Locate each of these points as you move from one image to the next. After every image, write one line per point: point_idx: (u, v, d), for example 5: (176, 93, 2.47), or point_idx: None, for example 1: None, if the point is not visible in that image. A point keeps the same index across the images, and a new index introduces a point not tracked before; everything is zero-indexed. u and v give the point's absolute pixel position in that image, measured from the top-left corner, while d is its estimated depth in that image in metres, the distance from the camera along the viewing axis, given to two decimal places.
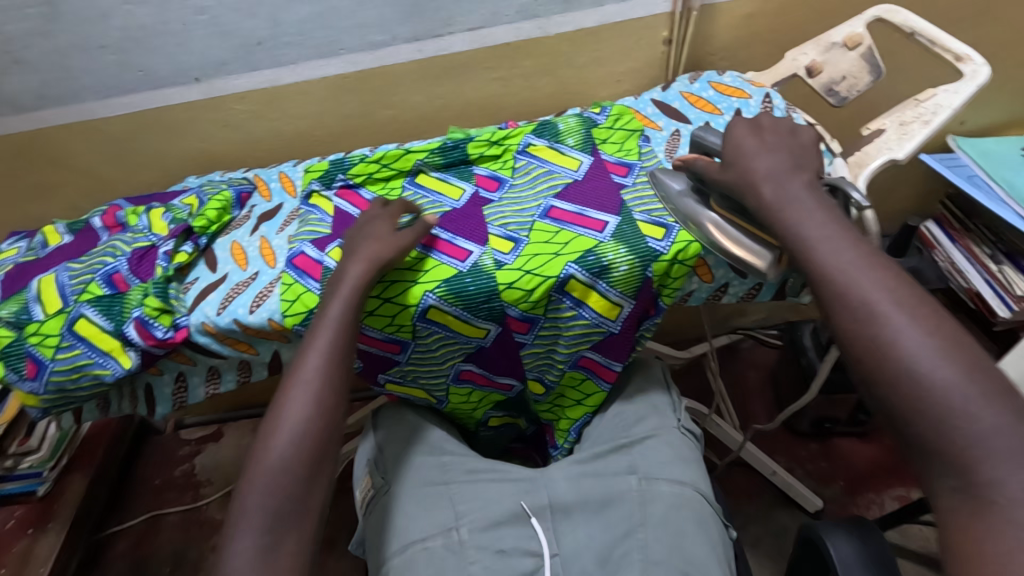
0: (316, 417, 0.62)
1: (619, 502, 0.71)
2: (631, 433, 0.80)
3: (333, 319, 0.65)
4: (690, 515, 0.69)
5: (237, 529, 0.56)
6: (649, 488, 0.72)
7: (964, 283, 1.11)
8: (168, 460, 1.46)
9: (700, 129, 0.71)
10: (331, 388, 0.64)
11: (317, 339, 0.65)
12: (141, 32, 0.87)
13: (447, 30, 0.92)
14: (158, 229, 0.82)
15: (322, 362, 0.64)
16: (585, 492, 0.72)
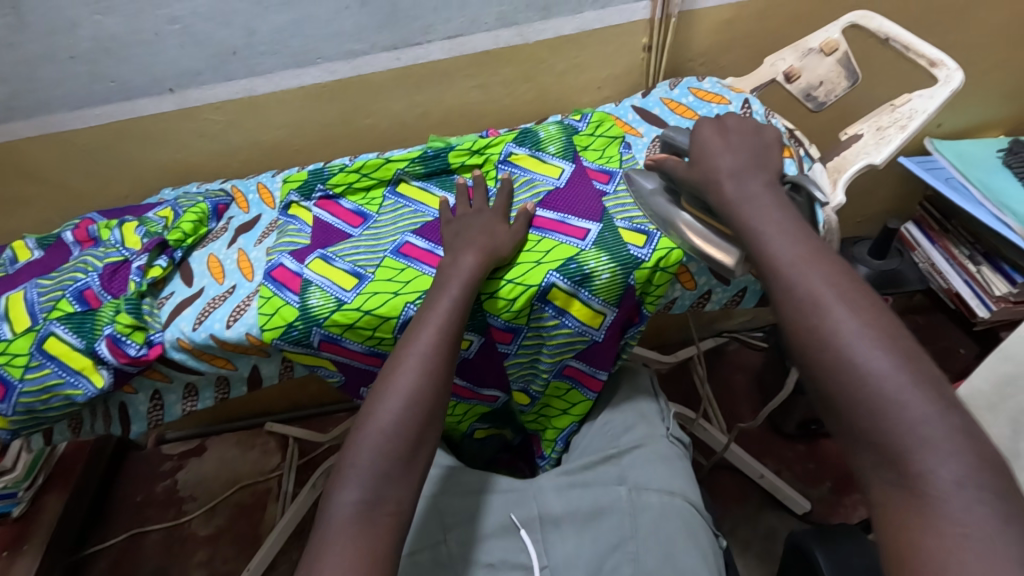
0: (430, 389, 0.60)
1: (608, 512, 0.71)
2: (619, 443, 0.79)
3: (454, 293, 0.65)
4: (680, 524, 0.68)
5: (344, 481, 0.56)
6: (638, 498, 0.71)
7: (943, 283, 1.15)
8: (148, 477, 1.43)
9: (671, 129, 0.74)
10: (444, 365, 0.62)
11: (435, 311, 0.64)
12: (112, 43, 0.85)
13: (426, 38, 0.91)
14: (131, 243, 0.79)
15: (437, 338, 0.62)
16: (574, 503, 0.72)
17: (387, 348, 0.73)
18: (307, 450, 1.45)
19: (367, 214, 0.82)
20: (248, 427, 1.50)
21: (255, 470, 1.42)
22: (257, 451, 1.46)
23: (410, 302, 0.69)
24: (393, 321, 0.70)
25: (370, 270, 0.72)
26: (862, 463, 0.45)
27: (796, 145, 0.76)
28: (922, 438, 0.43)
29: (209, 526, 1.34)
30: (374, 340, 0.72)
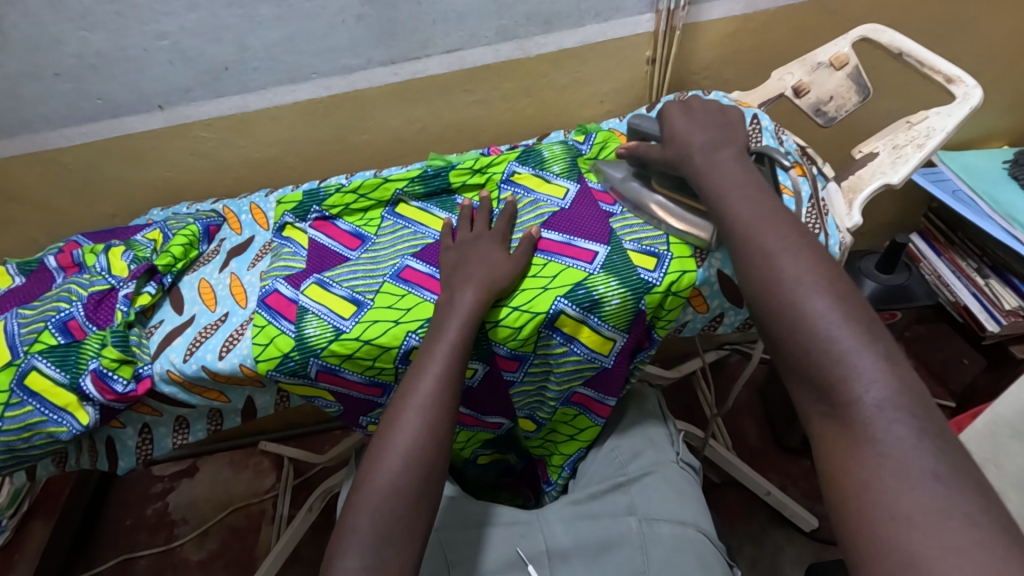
0: (431, 442, 0.57)
1: (619, 546, 0.68)
2: (628, 470, 0.76)
3: (453, 335, 0.61)
4: (694, 558, 0.66)
5: (342, 547, 0.52)
6: (649, 530, 0.68)
7: (951, 296, 1.13)
8: (138, 499, 1.39)
9: (636, 116, 0.75)
10: (446, 416, 0.59)
11: (435, 356, 0.60)
12: (97, 59, 0.81)
13: (424, 53, 0.88)
14: (117, 270, 0.75)
15: (438, 388, 0.59)
16: (583, 536, 0.69)
17: (388, 378, 0.70)
18: (303, 470, 1.42)
19: (365, 236, 0.79)
20: (241, 447, 1.46)
21: (249, 492, 1.38)
22: (250, 472, 1.42)
23: (412, 330, 0.67)
24: (394, 350, 0.67)
25: (369, 296, 0.69)
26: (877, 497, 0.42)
27: (809, 162, 0.75)
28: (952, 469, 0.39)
29: (201, 551, 1.30)
30: (374, 369, 0.69)
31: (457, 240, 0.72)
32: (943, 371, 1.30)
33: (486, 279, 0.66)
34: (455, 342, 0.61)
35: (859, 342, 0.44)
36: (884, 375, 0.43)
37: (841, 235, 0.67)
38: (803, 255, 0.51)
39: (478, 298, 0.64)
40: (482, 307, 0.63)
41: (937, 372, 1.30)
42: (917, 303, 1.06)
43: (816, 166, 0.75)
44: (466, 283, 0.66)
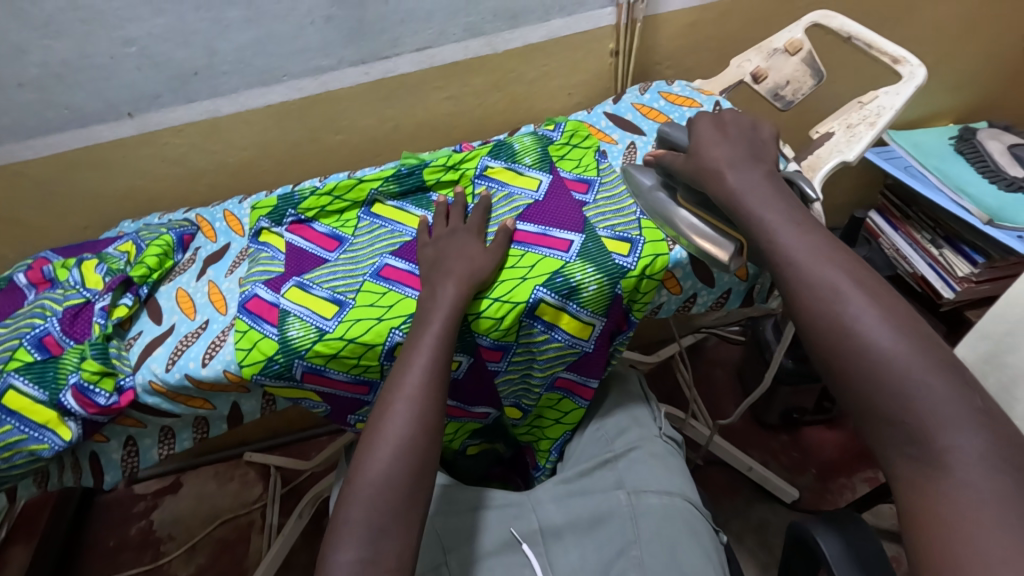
0: (421, 433, 0.58)
1: (609, 519, 0.69)
2: (613, 447, 0.78)
3: (438, 328, 0.63)
4: (683, 525, 0.67)
5: (340, 540, 0.53)
6: (637, 502, 0.70)
7: (909, 268, 1.18)
8: (122, 518, 1.36)
9: (666, 125, 0.73)
10: (436, 406, 0.60)
11: (419, 351, 0.61)
12: (63, 68, 0.80)
13: (394, 51, 0.89)
14: (92, 283, 0.75)
15: (425, 379, 0.60)
16: (574, 512, 0.71)
17: (374, 376, 0.71)
18: (290, 478, 1.41)
19: (343, 237, 0.79)
20: (226, 458, 1.44)
21: (236, 503, 1.37)
22: (237, 483, 1.40)
23: (395, 327, 0.67)
24: (379, 347, 0.68)
25: (351, 296, 0.70)
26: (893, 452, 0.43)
27: None
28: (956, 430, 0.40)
29: (191, 566, 1.28)
30: (360, 368, 0.69)
31: (436, 236, 0.73)
32: None
33: (467, 271, 0.67)
34: (441, 332, 0.62)
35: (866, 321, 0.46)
36: (890, 343, 0.45)
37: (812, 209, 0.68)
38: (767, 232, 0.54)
39: (459, 291, 0.65)
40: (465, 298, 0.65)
41: None
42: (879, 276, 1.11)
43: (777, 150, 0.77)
44: (448, 276, 0.67)
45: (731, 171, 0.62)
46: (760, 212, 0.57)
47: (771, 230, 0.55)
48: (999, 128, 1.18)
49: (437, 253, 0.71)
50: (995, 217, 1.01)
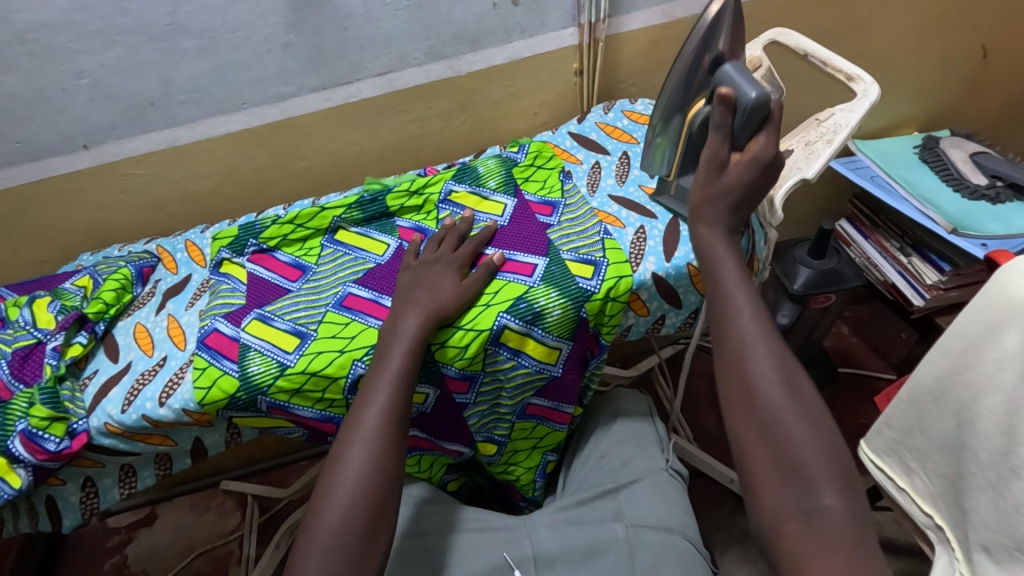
0: (379, 477, 0.57)
1: (605, 552, 0.68)
2: (617, 477, 0.78)
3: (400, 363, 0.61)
4: (678, 563, 0.67)
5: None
6: (635, 536, 0.70)
7: (880, 275, 1.20)
8: (93, 555, 1.32)
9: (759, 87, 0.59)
10: (396, 450, 0.59)
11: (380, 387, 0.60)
12: (13, 102, 0.79)
13: (355, 77, 0.88)
14: (43, 322, 0.72)
15: (382, 420, 0.59)
16: (570, 541, 0.70)
17: (340, 411, 0.69)
18: (268, 507, 1.38)
19: (306, 266, 0.78)
20: (202, 488, 1.41)
21: (213, 534, 1.34)
22: (214, 513, 1.37)
23: (357, 359, 0.66)
24: (342, 380, 0.66)
25: (313, 327, 0.69)
26: (785, 499, 0.48)
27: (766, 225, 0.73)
28: (828, 482, 0.47)
29: None
30: (325, 402, 0.68)
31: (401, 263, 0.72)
32: (885, 346, 1.44)
33: (428, 300, 0.66)
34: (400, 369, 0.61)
35: (767, 374, 0.51)
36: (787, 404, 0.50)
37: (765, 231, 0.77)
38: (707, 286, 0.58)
39: (419, 325, 0.64)
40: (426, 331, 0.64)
41: (879, 348, 1.44)
42: (849, 286, 1.05)
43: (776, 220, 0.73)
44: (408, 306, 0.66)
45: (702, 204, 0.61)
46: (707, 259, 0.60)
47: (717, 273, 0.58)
48: (961, 136, 1.20)
49: (400, 280, 0.70)
50: (959, 226, 1.02)
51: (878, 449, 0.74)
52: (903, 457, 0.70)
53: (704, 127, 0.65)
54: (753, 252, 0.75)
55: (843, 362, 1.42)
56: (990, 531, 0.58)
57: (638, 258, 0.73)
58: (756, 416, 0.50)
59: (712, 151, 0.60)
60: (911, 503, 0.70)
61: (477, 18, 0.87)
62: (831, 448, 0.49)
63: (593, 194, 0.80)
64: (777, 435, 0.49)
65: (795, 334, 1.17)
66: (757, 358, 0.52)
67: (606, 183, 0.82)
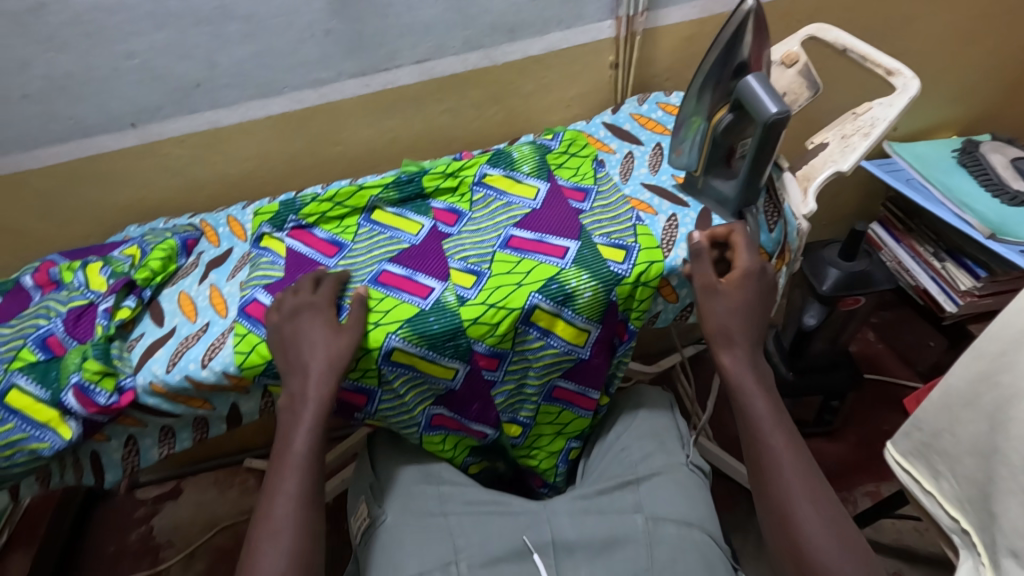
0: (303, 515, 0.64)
1: (626, 543, 0.70)
2: (636, 469, 0.79)
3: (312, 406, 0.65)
4: (697, 557, 0.68)
5: None
6: (655, 529, 0.71)
7: (912, 281, 1.19)
8: (121, 525, 1.36)
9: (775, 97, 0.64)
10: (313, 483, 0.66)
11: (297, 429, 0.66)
12: (68, 80, 0.82)
13: (393, 64, 0.91)
14: (96, 285, 0.76)
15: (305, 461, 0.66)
16: (589, 531, 0.70)
17: (372, 382, 0.71)
18: None
19: (342, 243, 0.80)
20: (226, 465, 1.45)
21: (235, 511, 1.37)
22: (237, 490, 1.41)
23: (391, 332, 0.67)
24: (375, 352, 0.67)
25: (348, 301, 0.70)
26: None
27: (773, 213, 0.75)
28: None
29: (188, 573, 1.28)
30: (358, 372, 0.70)
31: (281, 307, 0.68)
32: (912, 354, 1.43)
33: (316, 355, 0.65)
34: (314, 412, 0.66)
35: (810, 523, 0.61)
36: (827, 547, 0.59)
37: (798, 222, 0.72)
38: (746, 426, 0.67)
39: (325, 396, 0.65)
40: (326, 397, 0.66)
41: (905, 355, 1.43)
42: (879, 288, 1.02)
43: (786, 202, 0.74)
44: (297, 364, 0.66)
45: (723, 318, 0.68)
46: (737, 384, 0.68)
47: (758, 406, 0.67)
48: (1002, 142, 1.18)
49: (284, 332, 0.67)
50: (997, 231, 1.00)
51: (905, 451, 0.73)
52: (930, 460, 0.70)
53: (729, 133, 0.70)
54: (784, 242, 0.74)
55: (869, 368, 1.42)
56: (1019, 537, 0.57)
57: (670, 244, 0.73)
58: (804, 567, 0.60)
59: (706, 279, 0.68)
60: (936, 507, 0.69)
61: (514, 8, 0.89)
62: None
63: (626, 182, 0.81)
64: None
65: (821, 337, 1.15)
66: (803, 506, 0.61)
67: (638, 172, 0.83)
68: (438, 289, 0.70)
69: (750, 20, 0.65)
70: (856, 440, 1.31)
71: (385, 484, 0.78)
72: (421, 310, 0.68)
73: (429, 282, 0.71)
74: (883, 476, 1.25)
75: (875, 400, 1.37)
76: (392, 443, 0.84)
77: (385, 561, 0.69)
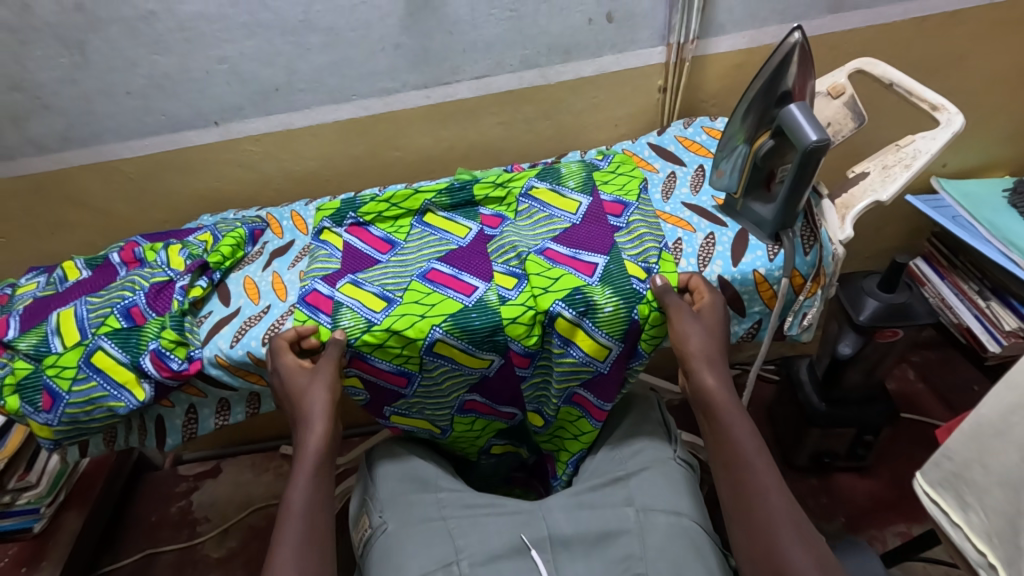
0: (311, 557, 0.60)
1: (619, 535, 0.72)
2: (626, 465, 0.81)
3: (311, 448, 0.66)
4: (688, 544, 0.70)
5: None
6: (646, 519, 0.73)
7: (954, 318, 1.17)
8: (164, 497, 1.44)
9: (814, 123, 0.67)
10: (318, 527, 0.63)
11: (298, 475, 0.66)
12: (165, 80, 0.92)
13: (454, 78, 0.97)
14: (175, 264, 0.85)
15: (310, 501, 0.64)
16: (583, 524, 0.73)
17: (414, 367, 0.75)
18: None
19: (395, 242, 0.86)
20: (262, 450, 1.51)
21: (269, 493, 1.42)
22: (271, 474, 1.46)
23: (436, 324, 0.71)
24: (420, 342, 0.72)
25: (398, 294, 0.75)
26: None
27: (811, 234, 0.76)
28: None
29: (222, 549, 1.33)
30: (402, 358, 0.74)
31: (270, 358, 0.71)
32: (952, 395, 1.40)
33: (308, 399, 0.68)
34: (314, 452, 0.66)
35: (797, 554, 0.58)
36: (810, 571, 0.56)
37: (834, 246, 0.75)
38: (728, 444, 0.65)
39: (321, 437, 0.67)
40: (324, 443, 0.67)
41: (945, 396, 1.40)
42: (917, 322, 1.01)
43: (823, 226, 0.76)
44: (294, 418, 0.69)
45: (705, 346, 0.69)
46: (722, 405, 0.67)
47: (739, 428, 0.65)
48: None
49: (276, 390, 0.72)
50: None
51: (934, 481, 0.73)
52: (960, 491, 0.69)
53: (768, 156, 0.73)
54: (819, 266, 0.76)
55: (908, 406, 1.39)
56: None
57: (706, 260, 0.76)
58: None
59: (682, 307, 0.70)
60: (964, 539, 0.68)
61: (572, 31, 0.94)
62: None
63: (666, 203, 0.85)
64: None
65: (856, 368, 1.13)
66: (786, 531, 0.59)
67: (679, 192, 0.87)
68: (482, 288, 0.75)
69: (796, 52, 0.69)
70: (889, 477, 1.29)
71: (383, 491, 0.80)
72: (464, 306, 0.73)
73: (474, 281, 0.76)
74: (916, 517, 1.22)
75: (911, 439, 1.34)
76: (390, 445, 0.87)
77: (388, 567, 0.70)
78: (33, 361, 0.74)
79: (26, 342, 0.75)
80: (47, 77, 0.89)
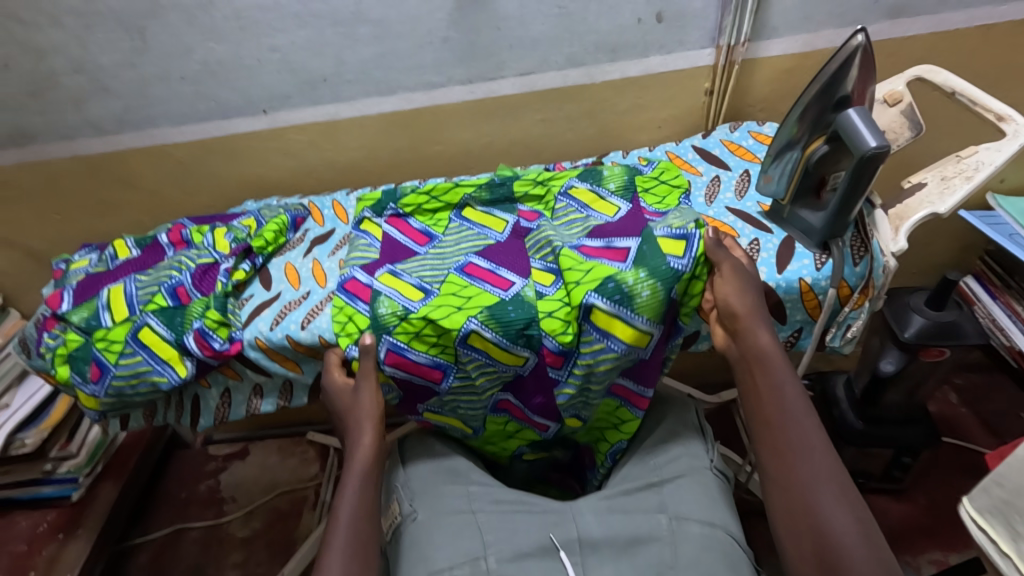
0: (353, 563, 0.62)
1: (649, 542, 0.71)
2: (660, 471, 0.79)
3: (361, 455, 0.69)
4: (722, 557, 0.69)
5: None
6: (678, 528, 0.72)
7: (1006, 341, 1.10)
8: (195, 475, 1.48)
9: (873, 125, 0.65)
10: (366, 537, 0.65)
11: (347, 483, 0.68)
12: (219, 67, 0.94)
13: (499, 74, 0.97)
14: (221, 246, 0.87)
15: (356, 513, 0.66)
16: (614, 528, 0.72)
17: (449, 358, 0.74)
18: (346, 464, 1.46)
19: (433, 234, 0.86)
20: (290, 435, 1.53)
21: (294, 478, 1.44)
22: (296, 460, 1.48)
23: (472, 315, 0.70)
24: (454, 333, 0.70)
25: (436, 285, 0.75)
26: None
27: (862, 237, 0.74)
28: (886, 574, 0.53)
29: (247, 529, 1.36)
30: (437, 347, 0.73)
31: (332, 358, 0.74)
32: (997, 422, 1.34)
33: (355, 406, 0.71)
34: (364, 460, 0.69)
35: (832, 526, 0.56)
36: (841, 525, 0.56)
37: (885, 258, 0.72)
38: (774, 393, 0.64)
39: (372, 442, 0.70)
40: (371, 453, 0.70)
41: (990, 423, 1.34)
42: (970, 343, 0.96)
43: (873, 235, 0.74)
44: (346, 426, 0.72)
45: (752, 301, 0.68)
46: (775, 354, 0.66)
47: (787, 378, 0.64)
48: None
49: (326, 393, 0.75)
50: None
51: (982, 509, 0.70)
52: (1011, 519, 0.66)
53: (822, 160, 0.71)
54: (867, 278, 0.73)
55: (949, 431, 1.34)
56: None
57: None
58: (827, 559, 0.55)
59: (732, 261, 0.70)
60: (1012, 570, 0.65)
61: (619, 30, 0.93)
62: (879, 553, 0.54)
63: (710, 203, 0.84)
64: (833, 544, 0.55)
65: (897, 388, 1.09)
66: (826, 489, 0.58)
67: (724, 196, 0.85)
68: (519, 283, 0.74)
69: (858, 55, 0.68)
70: (925, 502, 1.24)
71: (414, 481, 0.80)
72: (501, 299, 0.72)
73: (511, 277, 0.75)
74: (953, 545, 1.17)
75: (951, 465, 1.29)
76: (422, 437, 0.87)
77: (419, 558, 0.71)
78: (84, 334, 0.78)
79: (78, 314, 0.79)
80: (108, 60, 0.93)
